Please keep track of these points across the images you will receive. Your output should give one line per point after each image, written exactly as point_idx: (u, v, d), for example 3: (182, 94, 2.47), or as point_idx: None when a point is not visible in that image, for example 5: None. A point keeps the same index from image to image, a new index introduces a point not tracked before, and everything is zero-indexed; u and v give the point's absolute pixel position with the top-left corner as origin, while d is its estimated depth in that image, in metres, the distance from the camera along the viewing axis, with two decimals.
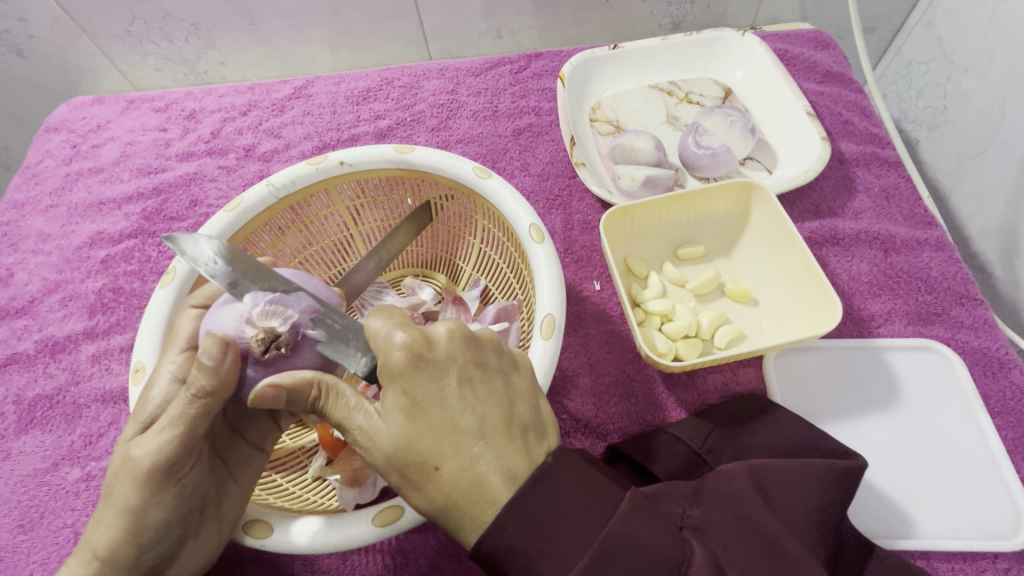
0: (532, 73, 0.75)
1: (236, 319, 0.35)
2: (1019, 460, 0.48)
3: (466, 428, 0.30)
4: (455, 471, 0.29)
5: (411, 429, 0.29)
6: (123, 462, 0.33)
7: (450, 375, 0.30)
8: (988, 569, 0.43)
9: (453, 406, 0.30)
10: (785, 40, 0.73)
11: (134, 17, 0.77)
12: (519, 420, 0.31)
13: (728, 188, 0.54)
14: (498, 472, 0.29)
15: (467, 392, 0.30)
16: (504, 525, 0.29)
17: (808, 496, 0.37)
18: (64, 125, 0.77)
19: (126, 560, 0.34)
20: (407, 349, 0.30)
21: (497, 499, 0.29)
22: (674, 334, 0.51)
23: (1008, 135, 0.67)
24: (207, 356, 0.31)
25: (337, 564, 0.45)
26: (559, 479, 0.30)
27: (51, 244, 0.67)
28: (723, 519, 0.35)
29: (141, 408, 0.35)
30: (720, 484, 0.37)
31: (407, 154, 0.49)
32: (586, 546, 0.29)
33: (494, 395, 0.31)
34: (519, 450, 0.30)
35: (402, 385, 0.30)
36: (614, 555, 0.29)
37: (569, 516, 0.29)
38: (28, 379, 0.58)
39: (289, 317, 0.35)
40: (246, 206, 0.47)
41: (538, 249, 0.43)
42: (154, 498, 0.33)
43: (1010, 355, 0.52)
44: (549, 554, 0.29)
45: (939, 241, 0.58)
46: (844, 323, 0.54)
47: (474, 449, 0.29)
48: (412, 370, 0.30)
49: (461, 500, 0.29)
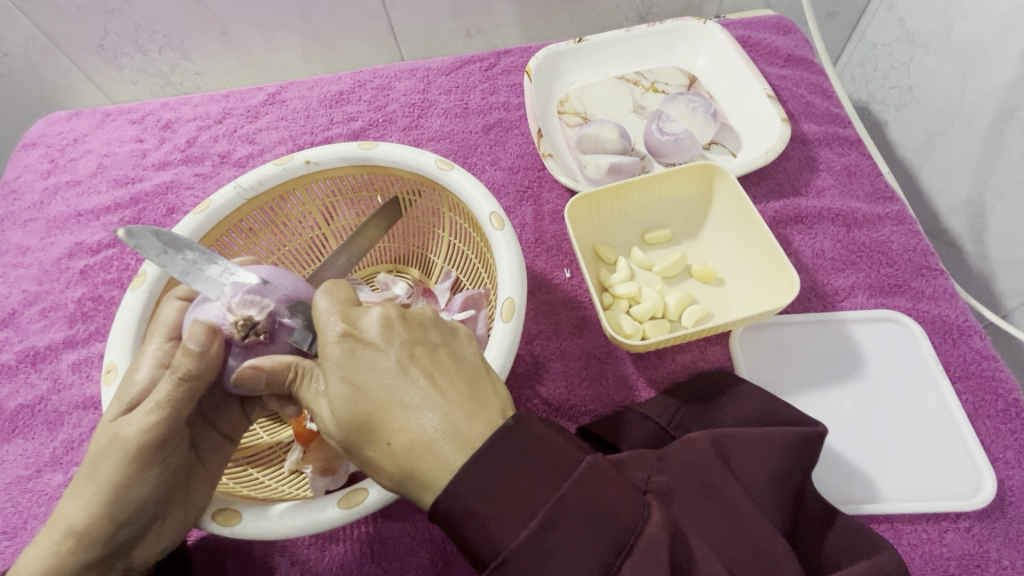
0: (501, 69, 0.76)
1: (216, 308, 0.36)
2: (980, 422, 0.49)
3: (407, 401, 0.31)
4: (405, 441, 0.30)
5: (358, 408, 0.31)
6: (109, 440, 0.35)
7: (388, 355, 0.32)
8: (950, 528, 0.45)
9: (393, 383, 0.31)
10: (748, 27, 0.74)
11: (107, 31, 0.78)
12: (464, 390, 0.32)
13: (689, 171, 0.56)
14: (446, 435, 0.30)
15: (407, 368, 0.32)
16: (456, 489, 0.29)
17: (768, 461, 0.39)
18: (41, 140, 0.78)
19: (109, 531, 0.35)
20: (342, 337, 0.32)
21: (450, 463, 0.29)
22: (641, 316, 0.52)
23: (968, 110, 0.68)
24: (192, 342, 0.33)
25: (318, 553, 0.46)
26: (516, 443, 0.30)
27: (31, 257, 0.68)
28: (688, 483, 0.36)
29: (123, 390, 0.37)
30: (684, 452, 0.38)
31: (371, 151, 0.50)
32: (537, 507, 0.29)
33: (433, 368, 0.32)
34: (469, 415, 0.31)
35: (341, 370, 0.32)
36: (566, 515, 0.29)
37: (524, 481, 0.30)
38: (10, 390, 0.59)
39: (266, 305, 0.36)
40: (215, 208, 0.48)
41: (499, 236, 0.44)
42: (138, 476, 0.35)
43: (969, 322, 0.54)
44: (503, 518, 0.29)
45: (900, 214, 0.59)
46: (808, 298, 0.55)
47: (419, 419, 0.30)
48: (350, 355, 0.32)
49: (417, 467, 0.30)
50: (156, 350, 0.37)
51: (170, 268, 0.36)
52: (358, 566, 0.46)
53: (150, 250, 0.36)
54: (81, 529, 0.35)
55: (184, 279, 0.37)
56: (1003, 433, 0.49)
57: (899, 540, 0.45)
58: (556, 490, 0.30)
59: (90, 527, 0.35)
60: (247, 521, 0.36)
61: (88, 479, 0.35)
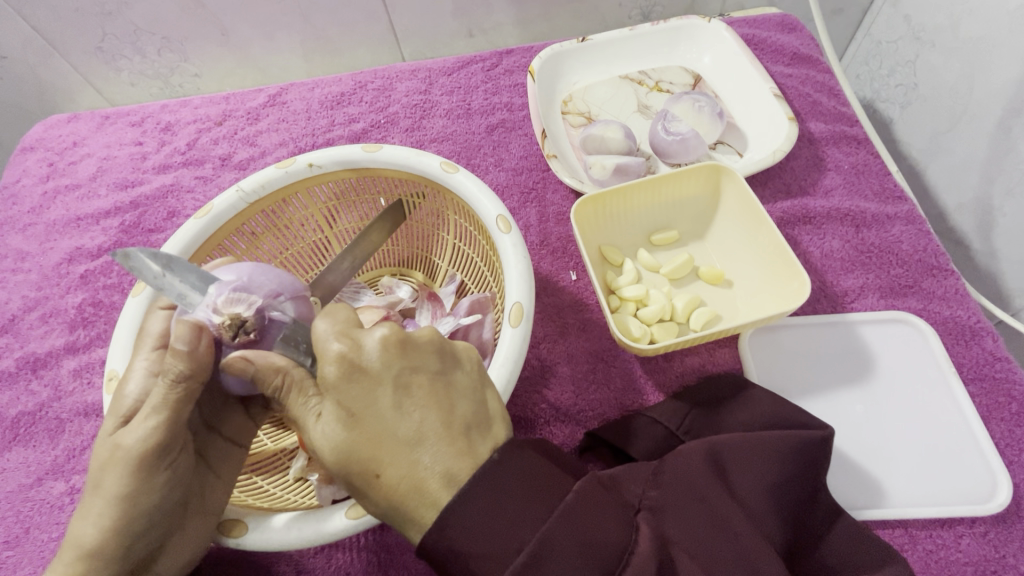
0: (504, 69, 0.75)
1: (201, 311, 0.34)
2: (993, 425, 0.49)
3: (401, 436, 0.30)
4: (396, 476, 0.30)
5: (349, 439, 0.30)
6: (115, 449, 0.34)
7: (385, 384, 0.31)
8: (965, 533, 0.44)
9: (388, 414, 0.31)
10: (753, 25, 0.73)
11: (105, 33, 0.77)
12: (460, 422, 0.31)
13: (696, 172, 0.55)
14: (436, 475, 0.30)
15: (403, 400, 0.31)
16: (443, 524, 0.29)
17: (764, 469, 0.39)
18: (40, 144, 0.77)
19: (122, 547, 0.34)
20: (340, 359, 0.31)
21: (437, 501, 0.29)
22: (650, 319, 0.52)
23: (976, 107, 0.67)
24: (179, 342, 0.32)
25: (323, 562, 0.46)
26: (501, 475, 0.30)
27: (31, 262, 0.67)
28: (682, 501, 0.35)
29: (117, 404, 0.36)
30: (677, 466, 0.38)
31: (375, 153, 0.49)
32: (522, 544, 0.29)
33: (433, 398, 0.31)
34: (462, 452, 0.30)
35: (337, 397, 0.31)
36: (550, 551, 0.29)
37: (507, 515, 0.30)
38: (10, 397, 0.58)
39: (254, 302, 0.35)
40: (216, 212, 0.47)
41: (506, 239, 0.43)
42: (145, 484, 0.34)
43: (981, 322, 0.53)
44: (488, 555, 0.29)
45: (910, 214, 0.59)
46: (818, 300, 0.54)
47: (414, 454, 0.30)
48: (345, 381, 0.31)
49: (405, 504, 0.30)
50: (145, 359, 0.36)
51: (166, 292, 0.35)
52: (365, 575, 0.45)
53: (146, 274, 0.35)
54: (96, 542, 0.34)
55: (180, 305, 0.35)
56: (1018, 436, 0.48)
57: (914, 545, 0.44)
58: (540, 526, 0.30)
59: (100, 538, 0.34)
60: (254, 533, 0.36)
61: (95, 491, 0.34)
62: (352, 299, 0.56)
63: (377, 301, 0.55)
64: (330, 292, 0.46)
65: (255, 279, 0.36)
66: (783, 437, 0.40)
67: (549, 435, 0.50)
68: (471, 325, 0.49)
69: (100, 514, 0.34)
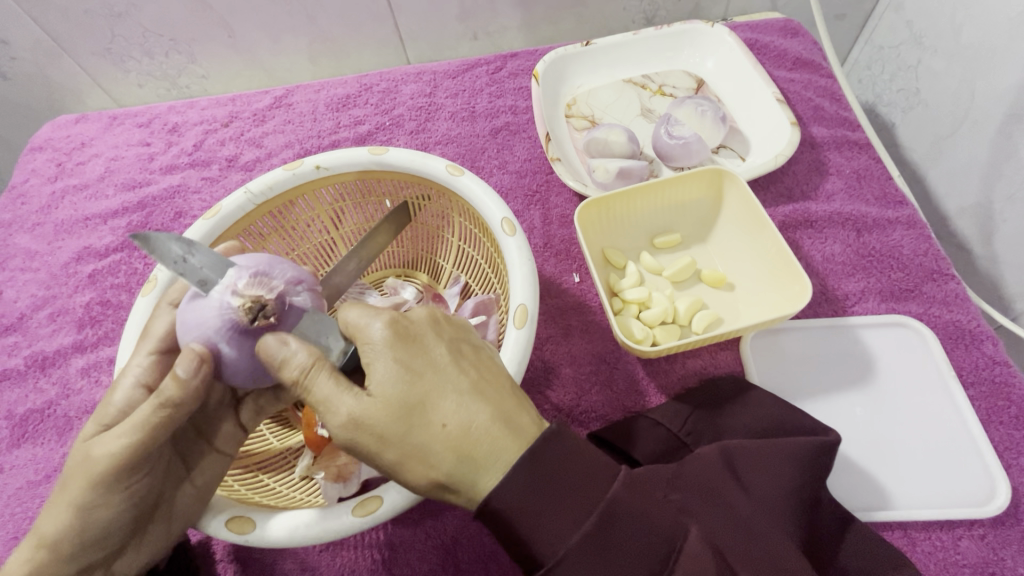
0: (508, 72, 0.76)
1: (220, 295, 0.33)
2: (993, 428, 0.49)
3: (462, 388, 0.31)
4: (463, 424, 0.30)
5: (411, 391, 0.30)
6: (84, 461, 0.34)
7: (440, 344, 0.33)
8: (964, 535, 0.45)
9: (447, 368, 0.32)
10: (756, 30, 0.74)
11: (114, 35, 0.78)
12: (509, 383, 0.33)
13: (699, 175, 0.55)
14: (499, 423, 0.31)
15: (459, 358, 0.33)
16: (512, 483, 0.30)
17: (781, 474, 0.39)
18: (49, 144, 0.78)
19: (81, 546, 0.35)
20: (390, 324, 0.32)
21: (506, 445, 0.30)
22: (652, 321, 0.52)
23: (977, 112, 0.68)
24: (184, 371, 0.32)
25: (329, 558, 0.46)
26: (570, 442, 0.32)
27: (39, 261, 0.68)
28: (706, 505, 0.36)
29: (103, 411, 0.37)
30: (698, 468, 0.38)
31: (382, 155, 0.49)
32: (595, 504, 0.31)
33: (480, 363, 0.33)
34: (517, 406, 0.32)
35: (393, 355, 0.31)
36: (621, 512, 0.31)
37: (578, 479, 0.31)
38: (18, 395, 0.58)
39: (276, 287, 0.34)
40: (224, 213, 0.48)
41: (511, 242, 0.43)
42: (105, 500, 0.34)
43: (981, 327, 0.53)
44: (557, 514, 0.30)
45: (910, 219, 0.59)
46: (819, 303, 0.55)
47: (476, 406, 0.31)
48: (402, 339, 0.32)
49: (474, 451, 0.30)
50: (137, 365, 0.37)
51: (186, 276, 0.34)
52: (370, 572, 0.46)
53: (167, 257, 0.34)
54: (58, 538, 0.35)
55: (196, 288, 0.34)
56: (1017, 439, 0.48)
57: (913, 546, 0.45)
58: (609, 489, 0.32)
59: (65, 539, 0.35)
60: (260, 530, 0.36)
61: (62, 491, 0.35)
62: (358, 299, 0.56)
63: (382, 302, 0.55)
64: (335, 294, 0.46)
65: (275, 265, 0.36)
66: (801, 442, 0.41)
67: None
68: (475, 326, 0.49)
69: (62, 514, 0.34)
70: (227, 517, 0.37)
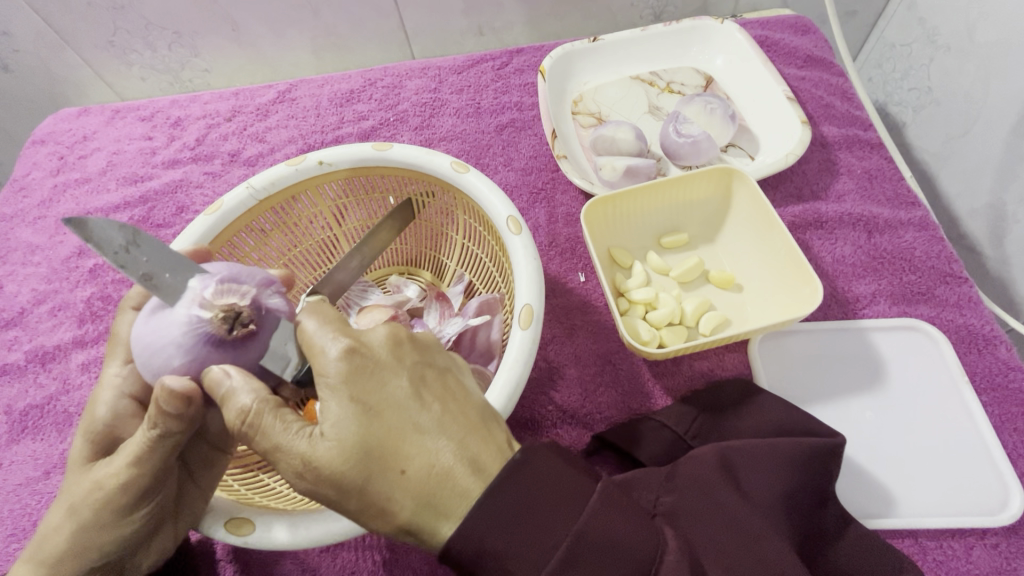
0: (514, 68, 0.75)
1: (186, 307, 0.32)
2: (1006, 435, 0.48)
3: (423, 425, 0.30)
4: (423, 467, 0.29)
5: (366, 435, 0.29)
6: (91, 489, 0.34)
7: (401, 376, 0.31)
8: (976, 544, 0.44)
9: (408, 405, 0.30)
10: (766, 27, 0.73)
11: (117, 27, 0.77)
12: (477, 415, 0.32)
13: (707, 174, 0.54)
14: (463, 464, 0.29)
15: (420, 393, 0.31)
16: (474, 530, 0.29)
17: (773, 474, 0.39)
18: (51, 138, 0.77)
19: (99, 559, 0.36)
20: (346, 357, 0.30)
21: (468, 492, 0.29)
22: (658, 322, 0.51)
23: (991, 112, 0.67)
24: (165, 404, 0.30)
25: (329, 560, 0.46)
26: (527, 477, 0.30)
27: (40, 255, 0.67)
28: (696, 506, 0.37)
29: (90, 428, 0.37)
30: (693, 469, 0.39)
31: (386, 152, 0.49)
32: (557, 542, 0.30)
33: (445, 393, 0.31)
34: (485, 442, 0.31)
35: (348, 394, 0.29)
36: (586, 546, 0.30)
37: (538, 517, 0.30)
38: (19, 390, 0.58)
39: (248, 292, 0.33)
40: (226, 209, 0.47)
41: (516, 240, 0.43)
42: (123, 520, 0.35)
43: (994, 331, 0.53)
44: (522, 553, 0.30)
45: (923, 221, 0.58)
46: (829, 306, 0.54)
47: (437, 444, 0.29)
48: (360, 374, 0.30)
49: (436, 496, 0.29)
50: (117, 375, 0.37)
51: (128, 270, 0.31)
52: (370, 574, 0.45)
53: (107, 247, 0.31)
54: (61, 558, 0.35)
55: (148, 289, 0.32)
56: None
57: (924, 555, 0.44)
58: (576, 520, 0.31)
59: (68, 558, 0.35)
60: (259, 532, 0.35)
61: (64, 512, 0.35)
62: (360, 297, 0.56)
63: (385, 301, 0.55)
64: (338, 290, 0.47)
65: (241, 272, 0.34)
66: (795, 444, 0.40)
67: (557, 438, 0.50)
68: (479, 325, 0.49)
69: (69, 533, 0.35)
70: (225, 518, 0.36)
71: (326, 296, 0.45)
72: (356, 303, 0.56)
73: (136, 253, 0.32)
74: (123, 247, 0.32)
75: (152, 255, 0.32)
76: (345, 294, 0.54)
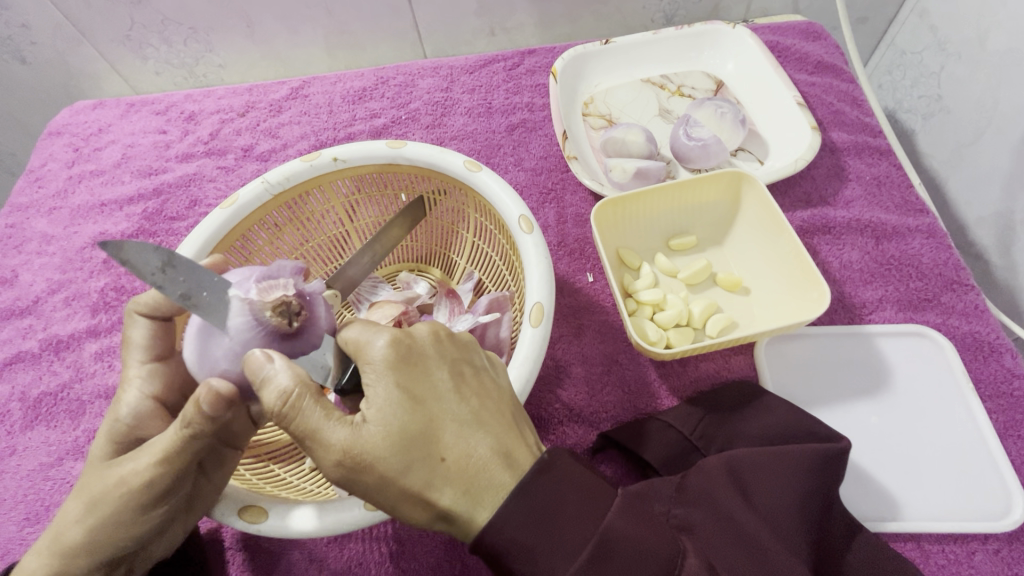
0: (525, 69, 0.76)
1: (239, 315, 0.32)
2: (1010, 442, 0.49)
3: (463, 418, 0.31)
4: (461, 456, 0.30)
5: (409, 421, 0.30)
6: (115, 485, 0.34)
7: (441, 371, 0.32)
8: (978, 549, 0.45)
9: (447, 396, 0.31)
10: (777, 32, 0.73)
11: (134, 22, 0.78)
12: (509, 412, 0.33)
13: (717, 179, 0.55)
14: (501, 458, 0.31)
15: (459, 385, 0.32)
16: (504, 520, 0.30)
17: (782, 485, 0.39)
18: (66, 129, 0.78)
19: (114, 553, 0.36)
20: (394, 344, 0.31)
21: (503, 484, 0.30)
22: (666, 323, 0.52)
23: (1000, 122, 0.67)
24: (206, 405, 0.31)
25: (336, 550, 0.47)
26: (555, 475, 0.31)
27: (55, 245, 0.68)
28: (711, 519, 0.38)
29: (112, 427, 0.36)
30: (700, 479, 0.40)
31: (399, 149, 0.49)
32: (588, 538, 0.31)
33: (483, 389, 0.32)
34: (517, 439, 0.32)
35: (394, 381, 0.30)
36: (614, 546, 0.31)
37: (568, 512, 0.31)
38: (33, 377, 0.59)
39: (289, 284, 0.34)
40: (241, 203, 0.48)
41: (528, 239, 0.43)
42: (141, 517, 0.35)
43: (1001, 339, 0.53)
44: (551, 549, 0.30)
45: (930, 228, 0.59)
46: (835, 311, 0.54)
47: (474, 437, 0.30)
48: (404, 365, 0.31)
49: (473, 485, 0.30)
50: (136, 375, 0.38)
51: (166, 290, 0.31)
52: (378, 565, 0.46)
53: (145, 270, 0.30)
54: (77, 553, 0.35)
55: (187, 306, 0.32)
56: None
57: (926, 559, 0.44)
58: (603, 520, 0.31)
59: (87, 554, 0.35)
60: (270, 521, 0.36)
61: (81, 508, 0.35)
62: (370, 293, 0.56)
63: (395, 297, 0.56)
64: (350, 286, 0.47)
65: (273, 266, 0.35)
66: (805, 450, 0.40)
67: (562, 435, 0.50)
68: (488, 324, 0.49)
69: (83, 532, 0.35)
70: (239, 507, 0.37)
71: (339, 291, 0.46)
72: (366, 299, 0.56)
73: (174, 273, 0.31)
74: (161, 268, 0.31)
75: (193, 275, 0.32)
76: (355, 290, 0.55)
